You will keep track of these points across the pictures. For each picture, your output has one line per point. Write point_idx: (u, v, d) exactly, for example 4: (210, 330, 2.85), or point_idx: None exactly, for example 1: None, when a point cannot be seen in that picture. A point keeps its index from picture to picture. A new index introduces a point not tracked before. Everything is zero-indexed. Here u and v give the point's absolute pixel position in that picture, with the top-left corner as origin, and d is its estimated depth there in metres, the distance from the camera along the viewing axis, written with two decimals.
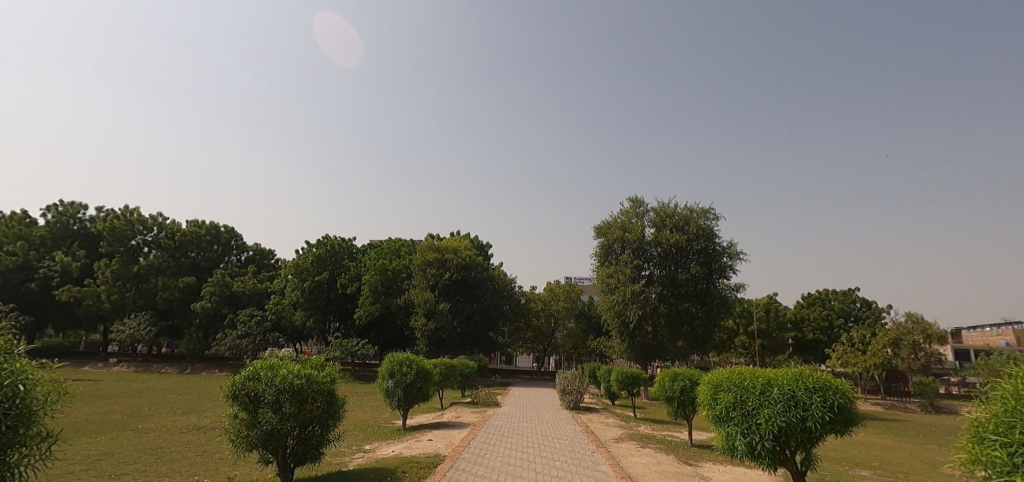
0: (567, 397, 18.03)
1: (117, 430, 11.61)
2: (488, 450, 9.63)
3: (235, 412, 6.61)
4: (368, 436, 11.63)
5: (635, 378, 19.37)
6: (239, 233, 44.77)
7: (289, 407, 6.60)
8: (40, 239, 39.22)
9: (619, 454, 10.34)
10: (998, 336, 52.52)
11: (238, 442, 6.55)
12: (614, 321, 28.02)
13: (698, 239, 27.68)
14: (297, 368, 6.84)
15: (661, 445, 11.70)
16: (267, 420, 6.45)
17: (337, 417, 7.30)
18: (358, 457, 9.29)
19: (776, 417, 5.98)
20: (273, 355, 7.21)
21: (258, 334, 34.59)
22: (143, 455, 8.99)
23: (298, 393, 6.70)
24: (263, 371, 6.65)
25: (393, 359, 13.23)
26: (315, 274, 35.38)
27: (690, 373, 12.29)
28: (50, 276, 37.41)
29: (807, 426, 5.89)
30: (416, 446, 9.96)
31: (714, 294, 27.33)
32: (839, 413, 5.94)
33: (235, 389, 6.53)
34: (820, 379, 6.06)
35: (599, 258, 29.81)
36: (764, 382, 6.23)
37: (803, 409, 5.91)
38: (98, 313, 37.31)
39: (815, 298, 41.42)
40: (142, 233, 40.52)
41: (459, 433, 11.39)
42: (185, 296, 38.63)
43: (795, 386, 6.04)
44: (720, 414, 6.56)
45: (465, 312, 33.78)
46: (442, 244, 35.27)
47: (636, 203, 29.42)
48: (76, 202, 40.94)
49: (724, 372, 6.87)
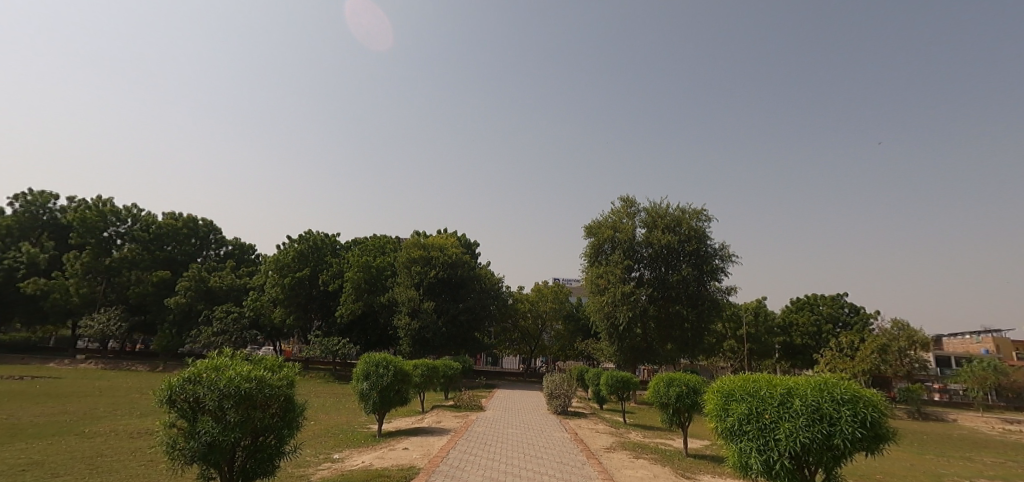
0: (555, 401, 17.16)
1: (60, 435, 10.60)
2: (469, 462, 8.74)
3: (173, 420, 5.72)
4: (339, 444, 10.70)
5: (626, 383, 18.65)
6: (218, 226, 43.22)
7: (234, 416, 5.66)
8: (7, 229, 37.52)
9: (612, 466, 9.45)
10: (978, 343, 52.60)
11: (175, 456, 5.62)
12: (603, 323, 27.23)
13: (690, 240, 27.03)
14: (247, 369, 5.88)
15: (655, 455, 10.88)
16: (206, 430, 5.55)
17: (294, 427, 6.35)
18: (324, 469, 8.41)
19: (799, 432, 5.19)
20: (223, 354, 6.32)
21: (235, 331, 33.28)
22: (78, 466, 8.04)
23: (246, 399, 5.74)
24: (206, 372, 5.72)
25: (370, 360, 12.33)
26: (296, 271, 34.19)
27: (686, 378, 11.53)
28: (15, 268, 35.78)
29: (834, 444, 5.11)
30: (390, 456, 9.06)
31: (705, 297, 26.77)
32: (871, 429, 5.14)
33: (173, 393, 5.60)
34: (850, 390, 5.26)
35: (588, 258, 29.03)
36: (783, 392, 5.43)
37: (829, 423, 5.13)
38: (66, 308, 35.81)
39: (804, 302, 40.94)
40: (115, 225, 39.00)
41: (439, 441, 10.54)
42: (160, 290, 37.12)
43: (820, 397, 5.24)
44: (731, 427, 5.74)
45: (450, 312, 32.81)
46: (428, 241, 34.43)
47: (627, 202, 28.76)
48: (46, 191, 39.28)
49: (737, 379, 6.04)
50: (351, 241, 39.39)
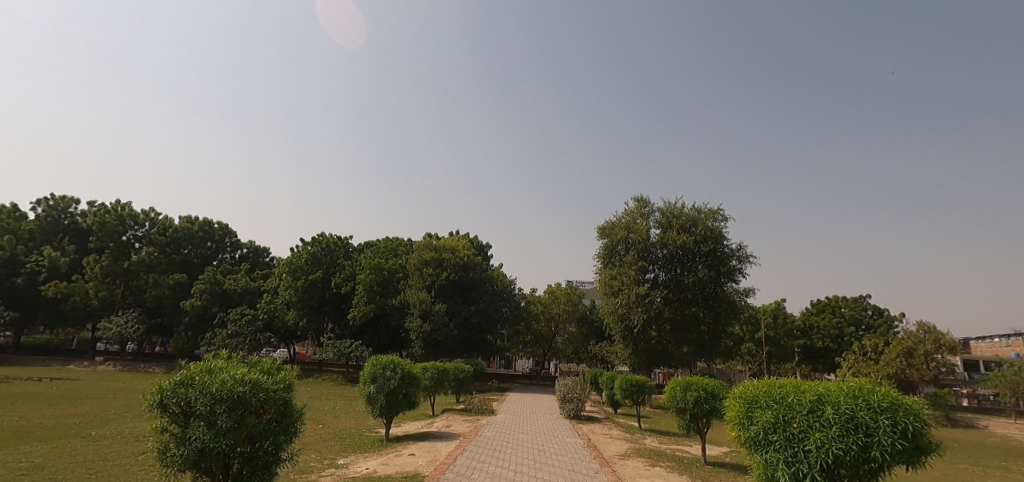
0: (568, 406, 16.77)
1: (67, 438, 10.51)
2: (476, 469, 8.38)
3: (165, 425, 5.44)
4: (345, 449, 10.43)
5: (641, 386, 18.15)
6: (233, 230, 43.54)
7: (226, 421, 5.38)
8: (29, 233, 38.14)
9: (626, 475, 9.03)
10: (1007, 347, 50.89)
11: (167, 463, 5.36)
12: (618, 325, 26.73)
13: (706, 240, 26.42)
14: (241, 371, 5.60)
15: (672, 463, 10.41)
16: (197, 436, 5.28)
17: (292, 432, 6.06)
18: (327, 475, 8.15)
19: (831, 443, 4.76)
20: (218, 357, 6.06)
21: (249, 333, 33.40)
22: (78, 470, 7.86)
23: (239, 404, 5.45)
24: (199, 375, 5.47)
25: (377, 363, 12.07)
26: (309, 273, 34.25)
27: (704, 382, 11.06)
28: (37, 271, 36.37)
29: (871, 457, 4.68)
30: (395, 463, 8.75)
31: (722, 298, 26.11)
32: (913, 441, 4.69)
33: (163, 397, 5.33)
34: (887, 397, 4.82)
35: (602, 259, 28.55)
36: (813, 399, 5.00)
37: (864, 434, 4.70)
38: (86, 311, 36.32)
39: (824, 304, 39.87)
40: (133, 228, 39.45)
41: (447, 446, 10.24)
42: (176, 293, 37.46)
43: (855, 405, 4.80)
44: (757, 437, 5.31)
45: (462, 314, 32.51)
46: (439, 242, 34.17)
47: (641, 203, 28.24)
48: (67, 196, 39.91)
49: (762, 384, 5.60)
50: (364, 243, 39.37)
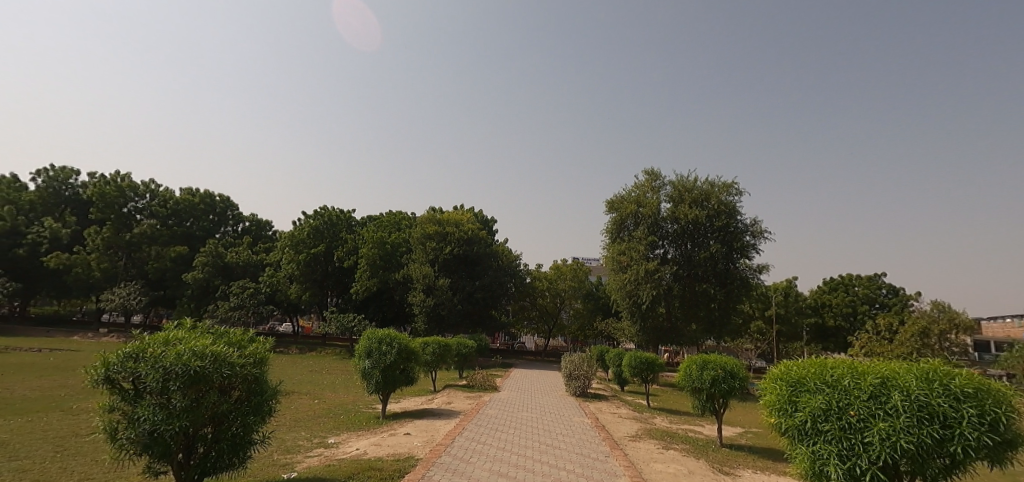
0: (574, 383, 16.12)
1: (48, 411, 9.97)
2: (475, 452, 7.63)
3: (114, 403, 4.71)
4: (338, 426, 9.82)
5: (651, 364, 17.45)
6: (235, 203, 42.83)
7: (181, 400, 4.65)
8: (29, 204, 37.62)
9: (638, 459, 8.26)
10: (1020, 328, 49.63)
11: (117, 447, 4.68)
12: (625, 301, 26.02)
13: (719, 215, 25.38)
14: (201, 343, 4.84)
15: (687, 446, 9.69)
16: (147, 416, 4.58)
17: (262, 411, 5.33)
18: (313, 457, 7.48)
19: (900, 435, 3.96)
20: (181, 326, 5.34)
21: (251, 305, 32.84)
22: (44, 447, 7.28)
23: (198, 380, 4.71)
24: (152, 347, 4.75)
25: (373, 336, 11.42)
26: (311, 247, 33.60)
27: (722, 360, 10.30)
28: (38, 242, 35.94)
29: (948, 451, 3.90)
30: (387, 444, 8.05)
31: (734, 275, 25.11)
32: (999, 434, 3.90)
33: (110, 371, 4.60)
34: (967, 381, 4.01)
35: (610, 234, 27.67)
36: (876, 383, 4.17)
37: (943, 424, 3.91)
38: (89, 282, 36.04)
39: (837, 283, 38.91)
40: (134, 200, 38.79)
41: (446, 425, 9.58)
42: (178, 266, 37.04)
43: (930, 390, 3.99)
44: (802, 426, 4.50)
45: (466, 289, 31.87)
46: (443, 217, 33.47)
47: (652, 176, 27.21)
48: (67, 167, 39.27)
49: (808, 365, 4.77)
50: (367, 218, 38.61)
